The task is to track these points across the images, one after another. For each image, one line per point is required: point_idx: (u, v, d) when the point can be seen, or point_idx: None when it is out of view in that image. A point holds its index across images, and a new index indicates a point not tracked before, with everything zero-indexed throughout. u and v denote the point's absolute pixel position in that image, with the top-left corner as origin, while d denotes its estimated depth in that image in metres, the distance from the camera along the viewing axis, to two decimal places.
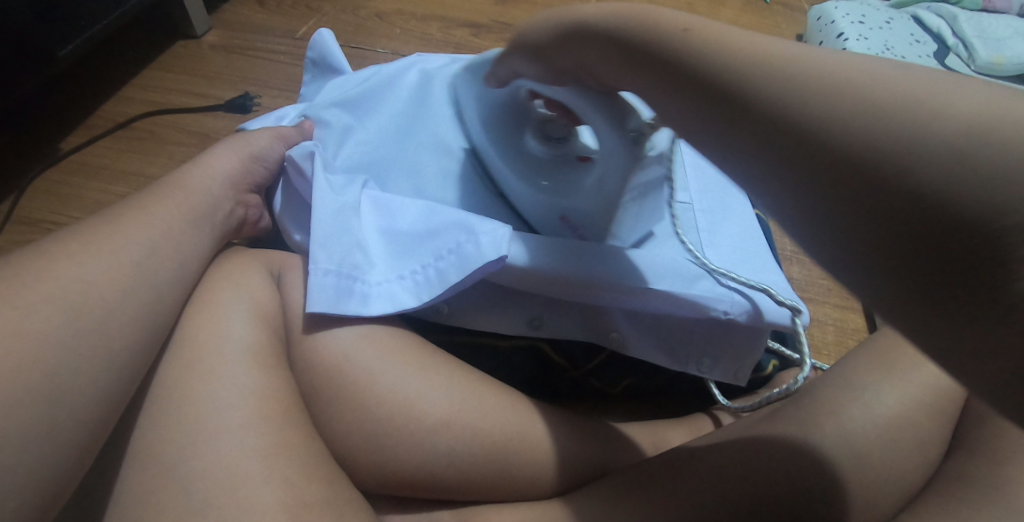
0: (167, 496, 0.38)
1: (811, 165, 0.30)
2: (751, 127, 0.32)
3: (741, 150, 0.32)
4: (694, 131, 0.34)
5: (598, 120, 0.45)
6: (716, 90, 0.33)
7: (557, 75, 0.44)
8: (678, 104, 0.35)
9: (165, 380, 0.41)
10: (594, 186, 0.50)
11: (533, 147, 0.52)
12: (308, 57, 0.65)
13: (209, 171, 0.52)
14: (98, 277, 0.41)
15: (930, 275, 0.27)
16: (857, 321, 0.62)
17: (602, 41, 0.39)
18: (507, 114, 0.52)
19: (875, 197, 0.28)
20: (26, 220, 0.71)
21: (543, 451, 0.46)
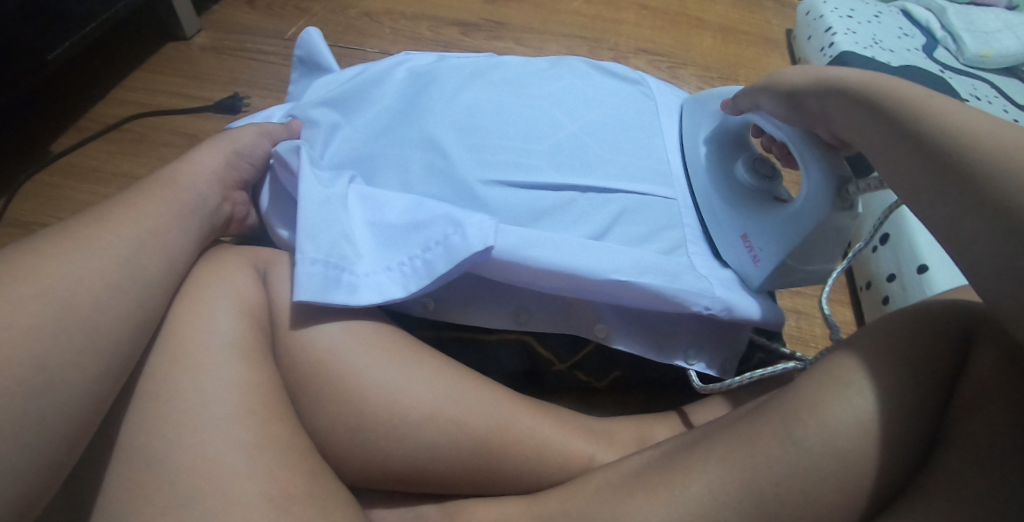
0: (151, 488, 0.38)
1: (985, 213, 0.35)
2: (907, 150, 0.40)
3: (923, 190, 0.38)
4: (893, 171, 0.41)
5: (812, 161, 0.47)
6: (920, 142, 0.39)
7: (801, 111, 0.48)
8: (883, 149, 0.41)
9: (152, 375, 0.41)
10: (780, 224, 0.50)
11: (739, 176, 0.54)
12: (295, 55, 0.65)
13: (195, 167, 0.53)
14: (85, 273, 0.41)
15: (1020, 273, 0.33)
16: (845, 313, 0.62)
17: (848, 92, 0.44)
18: (720, 146, 0.55)
19: (986, 204, 0.35)
20: (17, 222, 0.71)
21: (528, 445, 0.46)
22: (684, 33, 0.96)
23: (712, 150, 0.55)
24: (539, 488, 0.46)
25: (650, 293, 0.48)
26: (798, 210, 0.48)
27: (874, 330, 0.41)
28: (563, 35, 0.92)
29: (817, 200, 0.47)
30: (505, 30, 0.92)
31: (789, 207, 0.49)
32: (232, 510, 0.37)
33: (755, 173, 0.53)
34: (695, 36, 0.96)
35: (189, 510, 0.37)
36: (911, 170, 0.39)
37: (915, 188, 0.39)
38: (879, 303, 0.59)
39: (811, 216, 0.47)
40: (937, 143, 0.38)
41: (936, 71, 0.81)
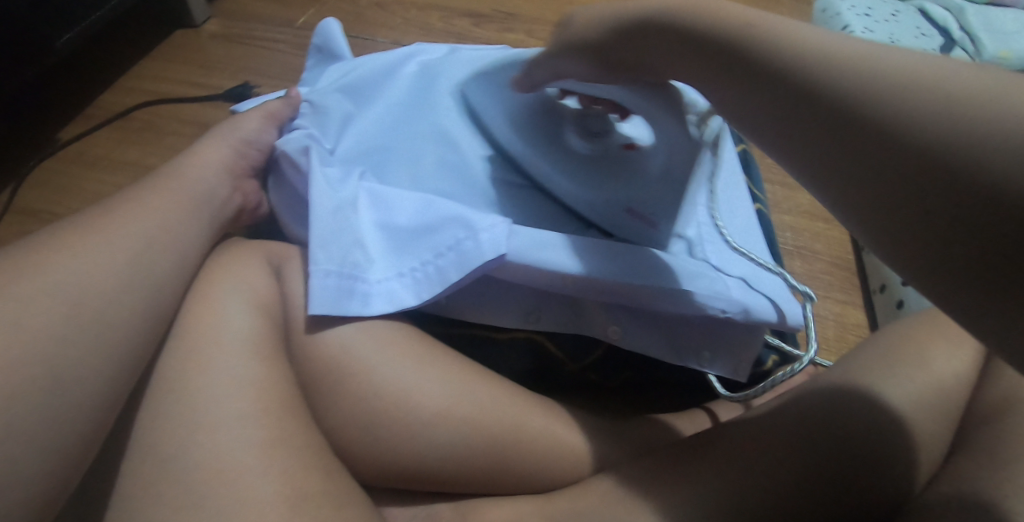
0: (167, 486, 0.38)
1: (871, 148, 0.30)
2: (771, 94, 0.34)
3: (799, 138, 0.33)
4: (753, 118, 0.35)
5: (659, 117, 0.47)
6: (777, 78, 0.34)
7: (611, 74, 0.44)
8: (741, 94, 0.36)
9: (166, 372, 0.41)
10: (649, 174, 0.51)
11: (575, 147, 0.53)
12: (312, 42, 0.64)
13: (207, 159, 0.52)
14: (98, 270, 0.41)
15: (961, 229, 0.27)
16: (857, 316, 0.61)
17: (664, 31, 0.39)
18: (540, 121, 0.53)
19: (867, 141, 0.30)
20: (25, 210, 0.71)
21: (540, 447, 0.46)
22: None
23: (531, 129, 0.53)
24: (547, 490, 0.46)
25: (658, 298, 0.48)
26: (665, 157, 0.50)
27: (870, 348, 0.45)
28: None
29: (684, 147, 0.49)
30: (517, 22, 0.91)
31: (653, 162, 0.51)
32: (245, 509, 0.37)
33: (587, 136, 0.53)
34: None
35: (203, 509, 0.37)
36: (802, 130, 0.33)
37: (824, 155, 0.32)
38: (892, 307, 0.59)
39: (684, 157, 0.50)
40: (826, 90, 0.32)
41: None
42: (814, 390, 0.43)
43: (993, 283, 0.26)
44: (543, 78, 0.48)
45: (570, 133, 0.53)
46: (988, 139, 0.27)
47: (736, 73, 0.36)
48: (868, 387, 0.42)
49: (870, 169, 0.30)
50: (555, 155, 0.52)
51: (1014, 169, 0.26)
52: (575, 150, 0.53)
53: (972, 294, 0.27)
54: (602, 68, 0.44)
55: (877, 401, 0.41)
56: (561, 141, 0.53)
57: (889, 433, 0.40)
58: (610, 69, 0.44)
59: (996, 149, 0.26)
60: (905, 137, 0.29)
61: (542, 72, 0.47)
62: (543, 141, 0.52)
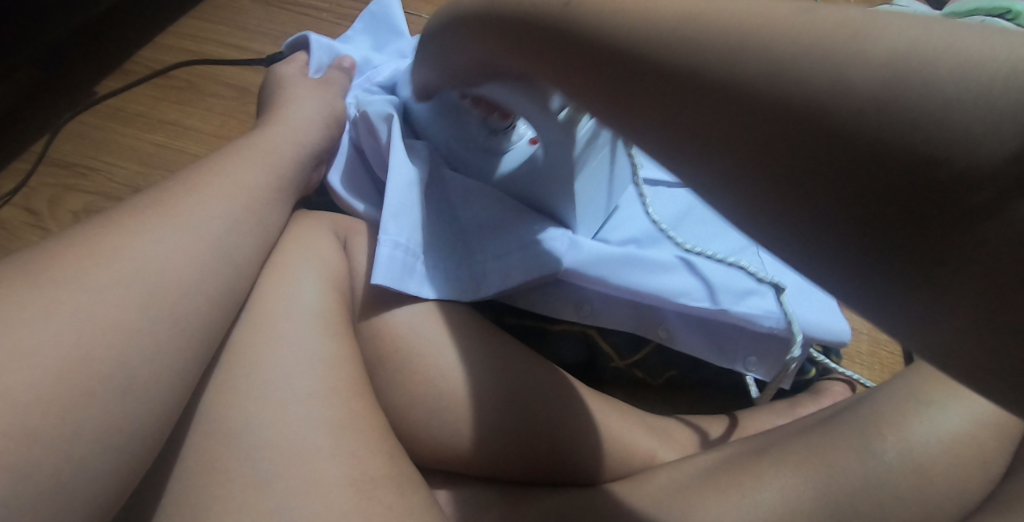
0: (237, 461, 0.37)
1: (741, 123, 0.24)
2: (601, 73, 0.28)
3: (656, 128, 0.26)
4: (597, 110, 0.29)
5: (524, 110, 0.42)
6: (625, 53, 0.27)
7: (469, 76, 0.42)
8: (582, 81, 0.29)
9: (239, 341, 0.41)
10: (542, 175, 0.48)
11: (477, 131, 0.50)
12: (369, 9, 0.68)
13: (296, 133, 0.53)
14: (173, 240, 0.40)
15: (910, 252, 0.21)
16: (891, 332, 0.63)
17: (493, 20, 0.35)
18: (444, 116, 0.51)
19: (739, 113, 0.24)
20: (61, 163, 0.70)
21: (594, 440, 0.47)
22: None
23: (438, 119, 0.51)
24: (593, 481, 0.47)
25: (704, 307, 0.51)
26: (548, 159, 0.47)
27: (924, 364, 0.47)
28: None
29: (560, 147, 0.45)
30: None
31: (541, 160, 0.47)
32: (314, 489, 0.36)
33: (486, 132, 0.50)
34: None
35: (272, 489, 0.36)
36: (692, 143, 0.25)
37: (710, 154, 0.25)
38: None
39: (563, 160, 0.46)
40: (708, 86, 0.24)
41: None
42: (876, 401, 0.45)
43: (947, 276, 0.20)
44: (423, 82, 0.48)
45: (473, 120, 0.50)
46: (861, 116, 0.21)
47: (592, 74, 0.29)
48: (936, 398, 0.44)
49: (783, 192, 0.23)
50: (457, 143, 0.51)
51: (918, 139, 0.20)
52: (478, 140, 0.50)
53: (911, 297, 0.21)
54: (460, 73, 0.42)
55: (948, 413, 0.42)
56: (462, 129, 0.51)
57: (959, 442, 0.41)
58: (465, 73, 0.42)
59: (878, 125, 0.21)
60: (785, 112, 0.23)
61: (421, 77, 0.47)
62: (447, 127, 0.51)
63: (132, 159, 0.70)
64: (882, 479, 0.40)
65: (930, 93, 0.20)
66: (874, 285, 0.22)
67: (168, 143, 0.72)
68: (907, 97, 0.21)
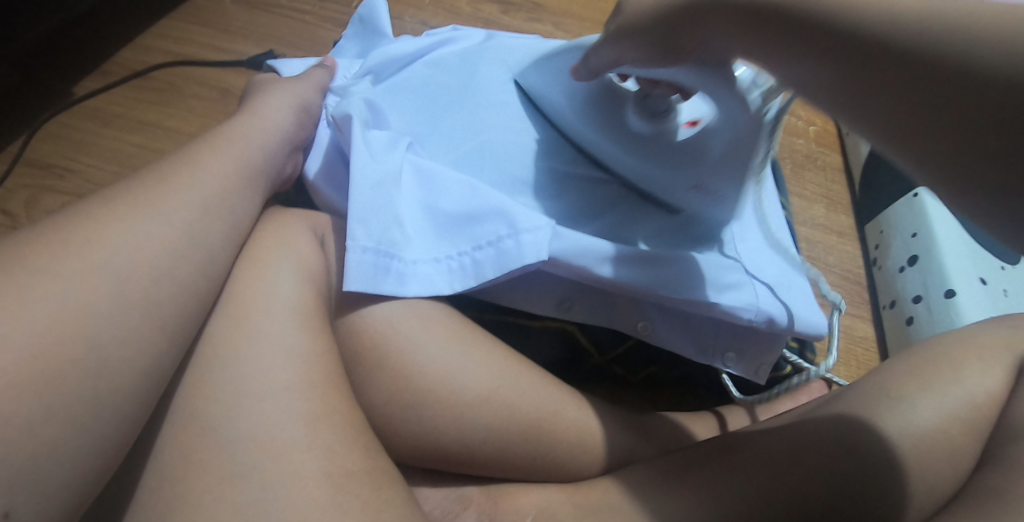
0: (210, 456, 0.37)
1: (909, 71, 0.30)
2: (825, 44, 0.33)
3: (843, 73, 0.33)
4: (805, 71, 0.35)
5: (723, 96, 0.45)
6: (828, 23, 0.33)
7: (673, 53, 0.42)
8: (797, 48, 0.35)
9: (214, 336, 0.41)
10: (711, 163, 0.49)
11: (636, 126, 0.52)
12: (357, 13, 0.68)
13: (270, 124, 0.52)
14: (146, 235, 0.40)
15: (986, 163, 0.27)
16: (866, 330, 0.64)
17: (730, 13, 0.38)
18: (602, 101, 0.53)
19: (905, 66, 0.30)
20: (37, 163, 0.69)
21: (573, 436, 0.47)
22: None
23: (582, 113, 0.54)
24: (581, 478, 0.48)
25: (682, 300, 0.51)
26: (727, 133, 0.48)
27: (896, 361, 0.47)
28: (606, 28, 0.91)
29: (741, 124, 0.46)
30: (545, 13, 0.91)
31: (713, 139, 0.48)
32: (290, 482, 0.36)
33: (646, 117, 0.51)
34: None
35: (247, 483, 0.36)
36: (841, 75, 0.33)
37: (865, 97, 0.32)
38: (902, 324, 0.61)
39: (749, 135, 0.46)
40: (868, 40, 0.31)
41: None
42: (849, 398, 0.46)
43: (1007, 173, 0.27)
44: (602, 61, 0.47)
45: (630, 111, 0.52)
46: (996, 59, 0.27)
47: (801, 46, 0.35)
48: (906, 393, 0.44)
49: (870, 87, 0.31)
50: (611, 130, 0.53)
51: (997, 72, 0.27)
52: (637, 127, 0.52)
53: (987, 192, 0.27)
54: (656, 53, 0.43)
55: (917, 406, 0.43)
56: (619, 115, 0.53)
57: (930, 436, 0.41)
58: (671, 49, 0.42)
59: (1008, 69, 0.27)
60: (930, 65, 0.29)
61: (599, 60, 0.47)
62: (596, 114, 0.53)
63: (110, 160, 0.70)
64: (856, 473, 0.40)
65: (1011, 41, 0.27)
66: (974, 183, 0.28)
67: (146, 144, 0.71)
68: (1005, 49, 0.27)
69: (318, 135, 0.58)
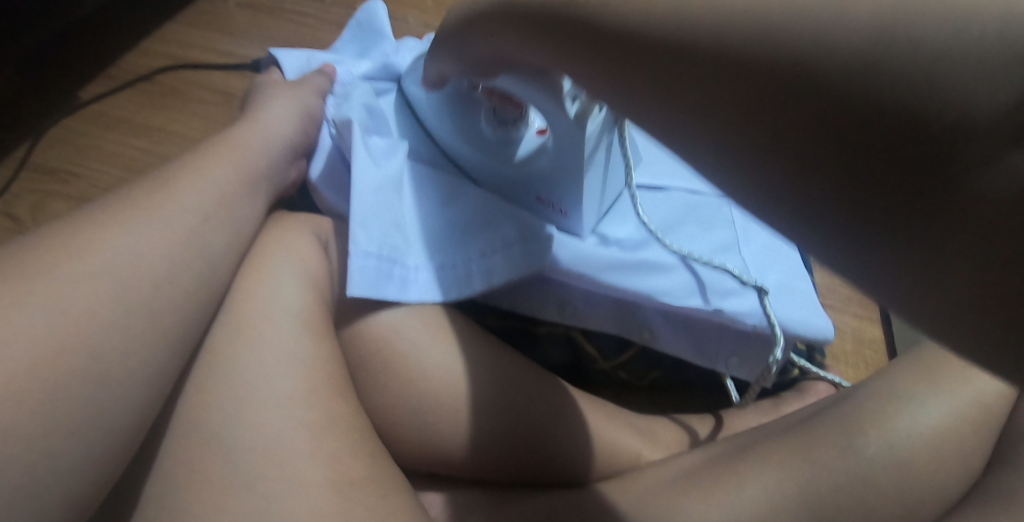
0: (216, 465, 0.37)
1: (772, 100, 0.22)
2: (634, 67, 0.26)
3: (676, 105, 0.25)
4: (624, 96, 0.27)
5: (541, 104, 0.44)
6: (643, 41, 0.26)
7: (484, 68, 0.41)
8: (607, 68, 0.27)
9: (217, 345, 0.41)
10: (546, 173, 0.50)
11: (486, 130, 0.51)
12: (354, 17, 0.68)
13: (270, 129, 0.52)
14: (148, 244, 0.40)
15: (929, 227, 0.20)
16: (875, 332, 0.63)
17: (518, 14, 0.33)
18: (455, 106, 0.51)
19: (770, 92, 0.22)
20: (43, 169, 0.69)
21: (576, 440, 0.47)
22: None
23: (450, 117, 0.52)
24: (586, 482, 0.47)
25: (682, 307, 0.51)
26: (559, 149, 0.47)
27: (902, 364, 0.47)
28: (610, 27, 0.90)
29: (570, 141, 0.46)
30: None
31: (549, 155, 0.49)
32: (295, 491, 0.36)
33: (494, 124, 0.50)
34: None
35: (254, 491, 0.36)
36: (618, 82, 0.27)
37: (719, 141, 0.24)
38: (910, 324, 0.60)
39: (576, 150, 0.46)
40: (653, 30, 0.25)
41: None
42: (856, 397, 0.45)
43: (951, 233, 0.20)
44: (433, 76, 0.47)
45: (484, 115, 0.50)
46: (890, 71, 0.20)
47: (616, 67, 0.27)
48: (915, 394, 0.44)
49: (694, 105, 0.24)
50: (460, 133, 0.52)
51: (901, 91, 0.19)
52: (484, 132, 0.51)
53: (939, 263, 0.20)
54: (471, 67, 0.42)
55: (927, 408, 0.43)
56: (471, 117, 0.51)
57: (939, 440, 0.41)
58: (479, 64, 0.41)
59: (913, 87, 0.19)
60: (808, 91, 0.21)
61: (431, 72, 0.47)
62: (455, 120, 0.52)
63: (115, 165, 0.70)
64: (864, 478, 0.40)
65: (893, 38, 0.20)
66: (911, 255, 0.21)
67: (152, 149, 0.71)
68: (897, 51, 0.20)
69: (320, 136, 0.57)
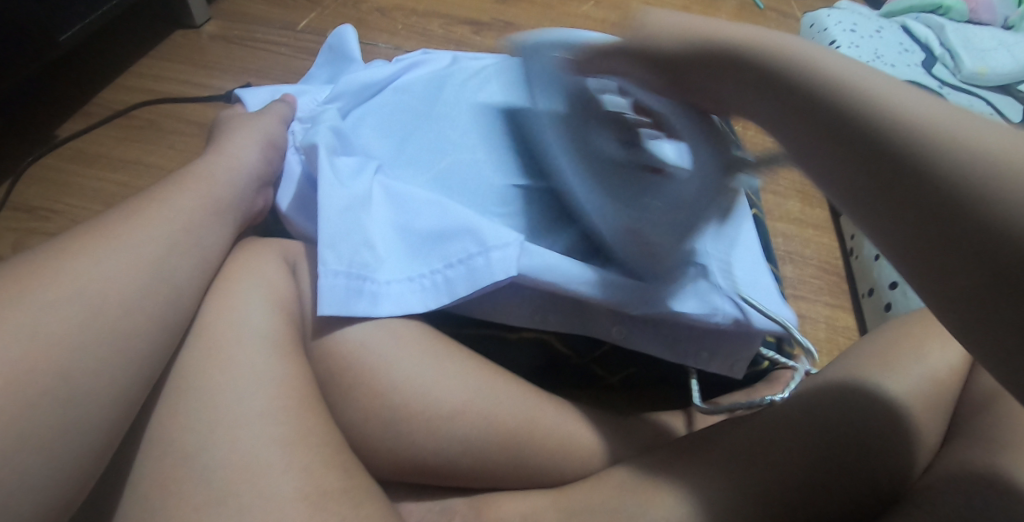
0: (187, 483, 0.38)
1: (924, 193, 0.30)
2: (819, 121, 0.33)
3: (838, 159, 0.33)
4: (798, 132, 0.34)
5: (699, 153, 0.41)
6: (841, 106, 0.33)
7: (676, 81, 0.39)
8: (788, 113, 0.35)
9: (186, 367, 0.42)
10: (656, 210, 0.46)
11: (605, 150, 0.48)
12: (326, 42, 0.70)
13: (236, 160, 0.53)
14: (116, 270, 0.41)
15: (1010, 311, 0.28)
16: (847, 319, 0.64)
17: (715, 55, 0.37)
18: (577, 112, 0.47)
19: (930, 187, 0.30)
20: (24, 206, 0.70)
21: (553, 443, 0.48)
22: None
23: (567, 132, 0.49)
24: (564, 482, 0.48)
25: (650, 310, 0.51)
26: (683, 198, 0.43)
27: (869, 357, 0.47)
28: None
29: (700, 195, 0.42)
30: (516, 30, 0.92)
31: (677, 192, 0.44)
32: (268, 504, 0.37)
33: (620, 142, 0.47)
34: None
35: (227, 505, 0.37)
36: (787, 124, 0.35)
37: (871, 196, 0.32)
38: (880, 309, 0.61)
39: (701, 204, 0.43)
40: (857, 109, 0.32)
41: (935, 86, 0.83)
42: (820, 383, 0.47)
43: None
44: (593, 68, 0.43)
45: (607, 136, 0.47)
46: None
47: (806, 110, 0.34)
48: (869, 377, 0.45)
49: (866, 168, 0.32)
50: (576, 150, 0.49)
51: None
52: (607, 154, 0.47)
53: (1000, 338, 0.29)
54: (666, 77, 0.39)
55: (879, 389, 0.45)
56: (585, 136, 0.48)
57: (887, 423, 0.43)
58: (671, 76, 0.39)
59: None
60: (952, 195, 0.30)
61: (592, 66, 0.43)
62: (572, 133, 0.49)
63: (96, 199, 0.71)
64: (812, 461, 0.42)
65: None
66: (990, 325, 0.29)
67: (130, 182, 0.72)
68: None
69: (290, 156, 0.58)
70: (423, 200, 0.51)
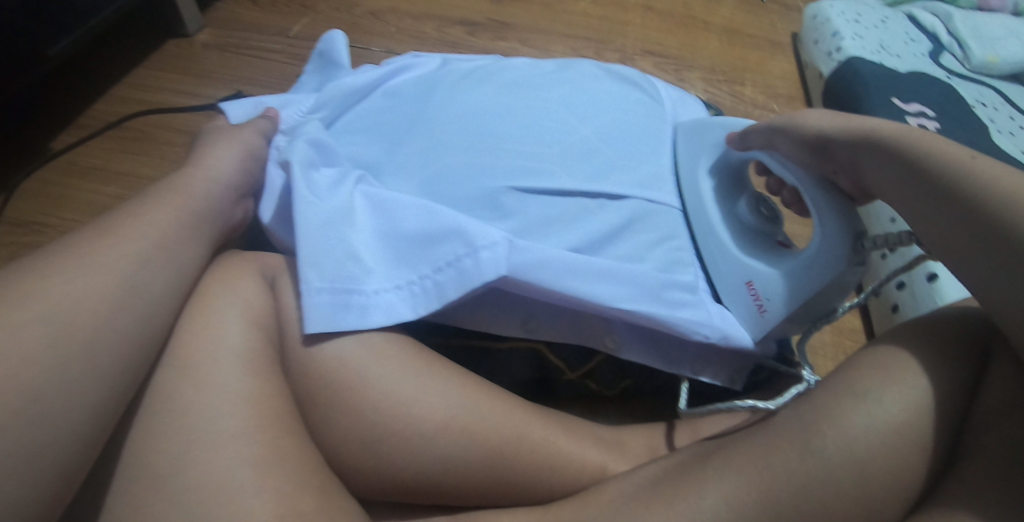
0: (161, 508, 0.37)
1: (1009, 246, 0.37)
2: (924, 189, 0.42)
3: (936, 221, 0.41)
4: (903, 200, 0.43)
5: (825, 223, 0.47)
6: (932, 179, 0.41)
7: (824, 157, 0.48)
8: (902, 187, 0.43)
9: (160, 389, 0.40)
10: (780, 273, 0.50)
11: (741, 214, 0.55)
12: (315, 49, 0.69)
13: (214, 172, 0.52)
14: (87, 289, 0.40)
15: None
16: (853, 322, 0.62)
17: (866, 143, 0.46)
18: (728, 177, 0.56)
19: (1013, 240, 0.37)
20: (17, 221, 0.70)
21: (540, 458, 0.46)
22: (691, 35, 0.95)
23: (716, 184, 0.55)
24: (550, 499, 0.47)
25: (651, 321, 0.50)
26: (806, 265, 0.48)
27: (871, 356, 0.41)
28: (570, 36, 0.91)
29: (823, 263, 0.46)
30: (511, 30, 0.90)
31: (802, 255, 0.48)
32: None
33: (757, 214, 0.54)
34: (702, 38, 0.94)
35: None
36: (890, 194, 0.44)
37: (961, 250, 0.39)
38: (887, 311, 0.59)
39: (823, 277, 0.47)
40: (944, 181, 0.41)
41: (943, 76, 0.80)
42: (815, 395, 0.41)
43: None
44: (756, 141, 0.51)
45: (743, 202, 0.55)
46: None
47: (909, 186, 0.43)
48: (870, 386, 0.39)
49: (955, 226, 0.40)
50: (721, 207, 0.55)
51: None
52: (743, 216, 0.55)
53: None
54: (812, 155, 0.48)
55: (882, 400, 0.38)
56: (731, 200, 0.55)
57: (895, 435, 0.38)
58: (818, 150, 0.48)
59: None
60: None
61: (757, 137, 0.51)
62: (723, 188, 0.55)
63: (89, 212, 0.71)
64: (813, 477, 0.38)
65: None
66: None
67: (123, 194, 0.72)
68: None
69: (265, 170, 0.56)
70: (410, 207, 0.49)
